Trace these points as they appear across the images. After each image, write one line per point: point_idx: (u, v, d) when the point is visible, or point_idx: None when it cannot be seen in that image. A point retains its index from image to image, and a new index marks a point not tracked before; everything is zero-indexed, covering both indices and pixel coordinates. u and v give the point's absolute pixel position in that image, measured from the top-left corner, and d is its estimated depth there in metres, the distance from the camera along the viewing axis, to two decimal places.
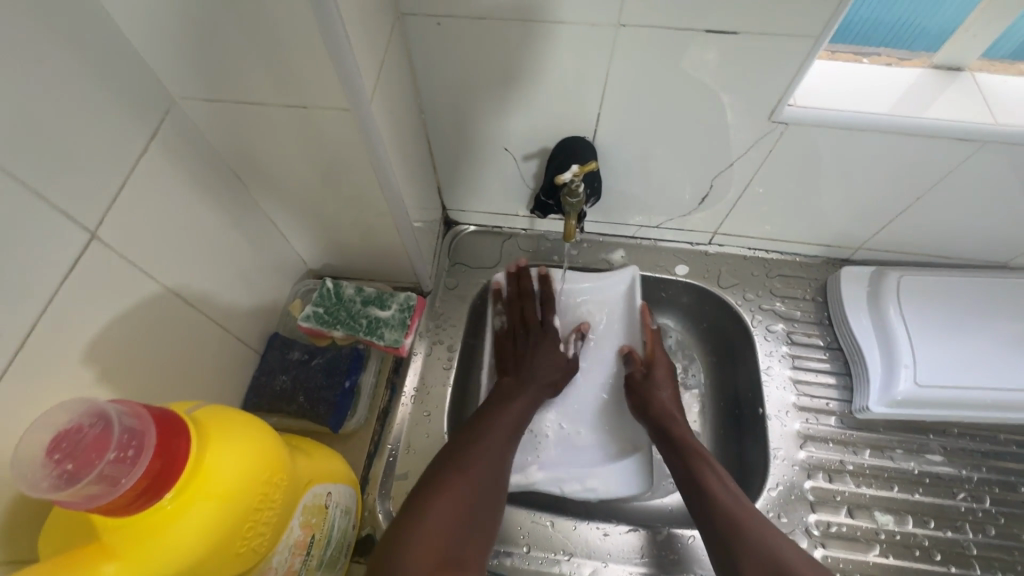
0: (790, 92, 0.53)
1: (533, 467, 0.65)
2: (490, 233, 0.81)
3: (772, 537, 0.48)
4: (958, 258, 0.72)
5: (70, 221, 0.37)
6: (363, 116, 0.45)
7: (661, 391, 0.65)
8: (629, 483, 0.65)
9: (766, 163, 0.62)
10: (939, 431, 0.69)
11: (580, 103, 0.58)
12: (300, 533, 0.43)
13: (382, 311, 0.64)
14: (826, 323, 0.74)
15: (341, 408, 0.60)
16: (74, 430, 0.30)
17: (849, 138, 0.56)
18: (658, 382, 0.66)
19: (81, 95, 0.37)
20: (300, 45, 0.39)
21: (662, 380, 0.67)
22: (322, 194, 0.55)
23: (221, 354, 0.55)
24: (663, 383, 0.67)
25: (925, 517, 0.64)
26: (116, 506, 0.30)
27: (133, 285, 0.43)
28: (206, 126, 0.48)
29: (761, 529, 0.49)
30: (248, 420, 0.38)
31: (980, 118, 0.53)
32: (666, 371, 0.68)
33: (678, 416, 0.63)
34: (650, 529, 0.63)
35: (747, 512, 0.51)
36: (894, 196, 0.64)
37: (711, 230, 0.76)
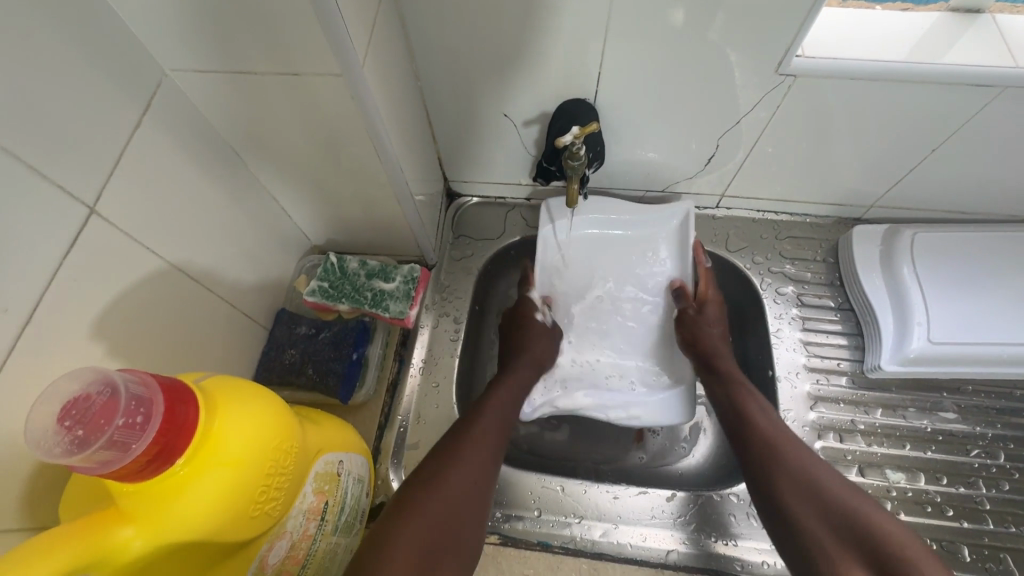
0: (798, 42, 0.50)
1: (580, 394, 0.68)
2: (494, 204, 0.80)
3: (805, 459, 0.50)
4: (975, 214, 0.70)
5: (68, 198, 0.37)
6: (355, 82, 0.44)
7: (709, 335, 0.67)
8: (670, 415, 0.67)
9: (775, 120, 0.60)
10: (953, 388, 0.68)
11: (580, 64, 0.56)
12: (314, 499, 0.44)
13: (386, 283, 0.64)
14: (838, 284, 0.73)
15: (349, 379, 0.61)
16: (83, 398, 0.30)
17: (861, 89, 0.54)
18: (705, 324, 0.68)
19: (71, 67, 0.37)
20: (287, 7, 0.37)
21: (712, 319, 0.68)
22: (320, 166, 0.55)
23: (229, 329, 0.55)
24: (710, 329, 0.68)
25: (938, 474, 0.63)
26: (129, 471, 0.31)
27: (137, 262, 0.43)
28: (199, 100, 0.48)
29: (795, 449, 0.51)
30: (254, 390, 0.38)
31: (1000, 62, 0.51)
32: (715, 316, 0.68)
33: (723, 352, 0.66)
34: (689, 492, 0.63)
35: (786, 437, 0.53)
36: (909, 149, 0.61)
37: (719, 193, 0.74)
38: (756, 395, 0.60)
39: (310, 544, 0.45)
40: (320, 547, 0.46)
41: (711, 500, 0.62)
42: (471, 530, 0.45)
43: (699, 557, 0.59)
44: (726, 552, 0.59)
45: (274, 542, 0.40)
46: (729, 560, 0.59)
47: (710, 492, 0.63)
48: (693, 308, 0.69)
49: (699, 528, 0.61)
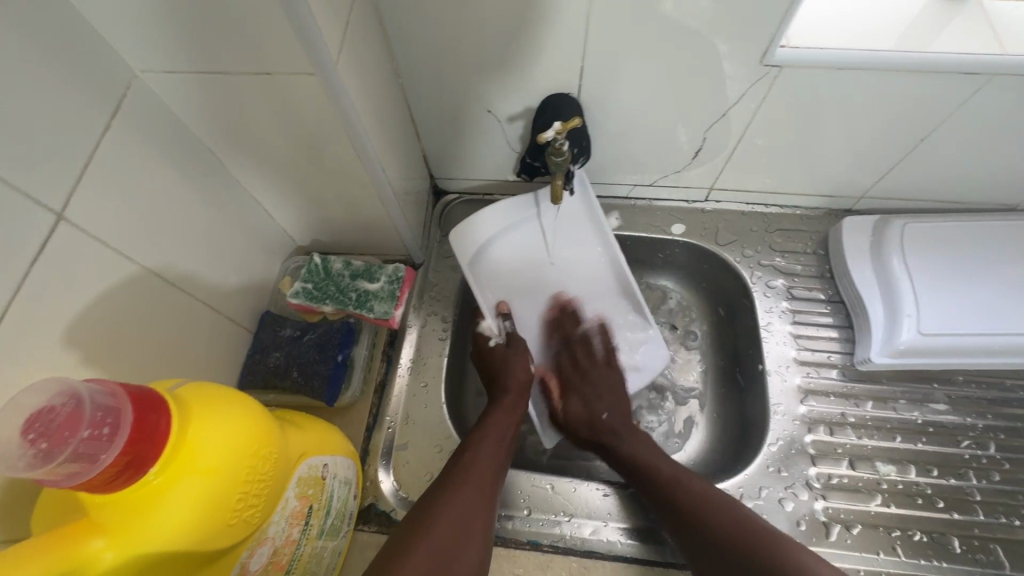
0: (783, 31, 0.49)
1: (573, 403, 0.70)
2: (482, 201, 0.79)
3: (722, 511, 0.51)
4: (966, 203, 0.70)
5: (35, 204, 0.36)
6: (328, 80, 0.43)
7: (596, 401, 0.66)
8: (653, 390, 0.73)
9: (761, 111, 0.59)
10: (944, 380, 0.67)
11: (562, 58, 0.55)
12: (298, 504, 0.44)
13: (371, 283, 0.64)
14: (828, 276, 0.73)
15: (335, 381, 0.60)
16: (47, 410, 0.29)
17: (847, 78, 0.53)
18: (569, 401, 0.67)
19: (34, 71, 0.36)
20: (254, 6, 0.37)
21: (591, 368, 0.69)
22: (299, 166, 0.54)
23: (211, 333, 0.55)
24: (597, 393, 0.67)
25: (928, 466, 0.63)
26: (100, 482, 0.31)
27: (112, 267, 0.43)
28: (172, 101, 0.47)
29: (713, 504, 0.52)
30: (232, 396, 0.38)
31: (988, 49, 0.50)
32: (606, 369, 0.69)
33: (624, 435, 0.63)
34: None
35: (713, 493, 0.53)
36: (897, 140, 0.61)
37: (707, 186, 0.73)
38: (651, 445, 0.61)
39: (294, 549, 0.45)
40: (304, 551, 0.46)
41: None
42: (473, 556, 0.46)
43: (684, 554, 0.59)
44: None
45: (255, 549, 0.40)
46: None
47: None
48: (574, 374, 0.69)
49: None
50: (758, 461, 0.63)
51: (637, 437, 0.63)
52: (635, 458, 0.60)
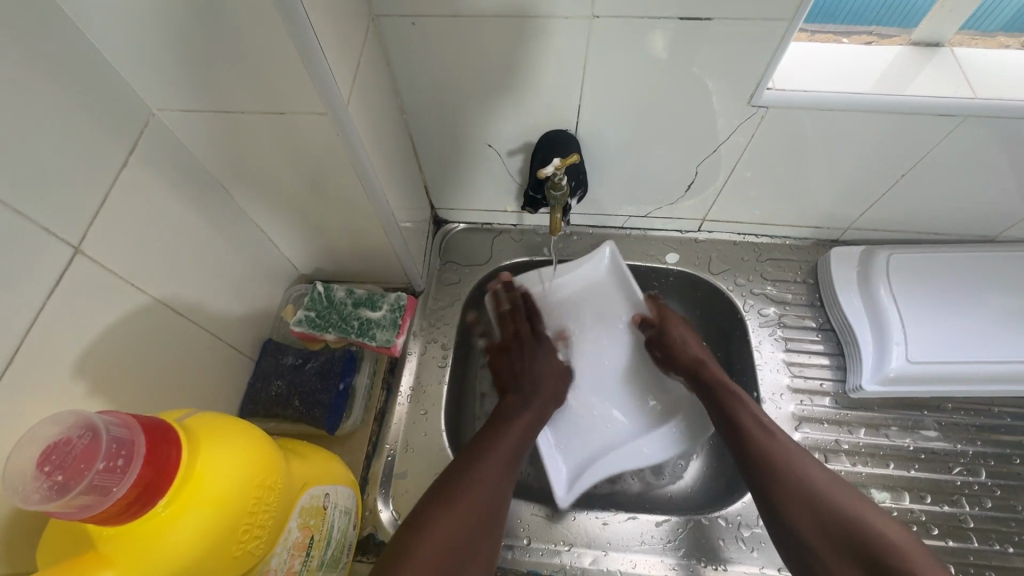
0: (769, 75, 0.53)
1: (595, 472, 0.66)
2: (481, 230, 0.81)
3: (804, 469, 0.53)
4: (947, 234, 0.72)
5: (54, 238, 0.37)
6: (339, 119, 0.45)
7: (689, 343, 0.68)
8: (665, 448, 0.69)
9: (750, 147, 0.62)
10: (934, 407, 0.69)
11: (560, 97, 0.58)
12: (299, 535, 0.44)
13: (373, 312, 0.65)
14: (818, 304, 0.75)
15: (337, 410, 0.61)
16: (63, 443, 0.30)
17: (830, 119, 0.56)
18: (676, 337, 0.69)
19: (59, 112, 0.38)
20: (273, 52, 0.39)
21: (684, 335, 0.69)
22: (307, 199, 0.55)
23: (215, 361, 0.55)
24: (686, 343, 0.69)
25: (922, 493, 0.64)
26: (110, 515, 0.31)
27: (122, 297, 0.43)
28: (186, 137, 0.49)
29: (796, 459, 0.54)
30: (239, 425, 0.38)
31: (960, 94, 0.53)
32: (686, 329, 0.70)
33: (707, 361, 0.67)
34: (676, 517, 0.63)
35: (796, 447, 0.55)
36: (879, 175, 0.64)
37: (700, 217, 0.76)
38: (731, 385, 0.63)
39: None
40: None
41: (700, 523, 0.62)
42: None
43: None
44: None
45: None
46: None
47: (697, 516, 0.63)
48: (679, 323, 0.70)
49: (685, 554, 0.61)
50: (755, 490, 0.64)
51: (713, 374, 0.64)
52: (719, 394, 0.62)
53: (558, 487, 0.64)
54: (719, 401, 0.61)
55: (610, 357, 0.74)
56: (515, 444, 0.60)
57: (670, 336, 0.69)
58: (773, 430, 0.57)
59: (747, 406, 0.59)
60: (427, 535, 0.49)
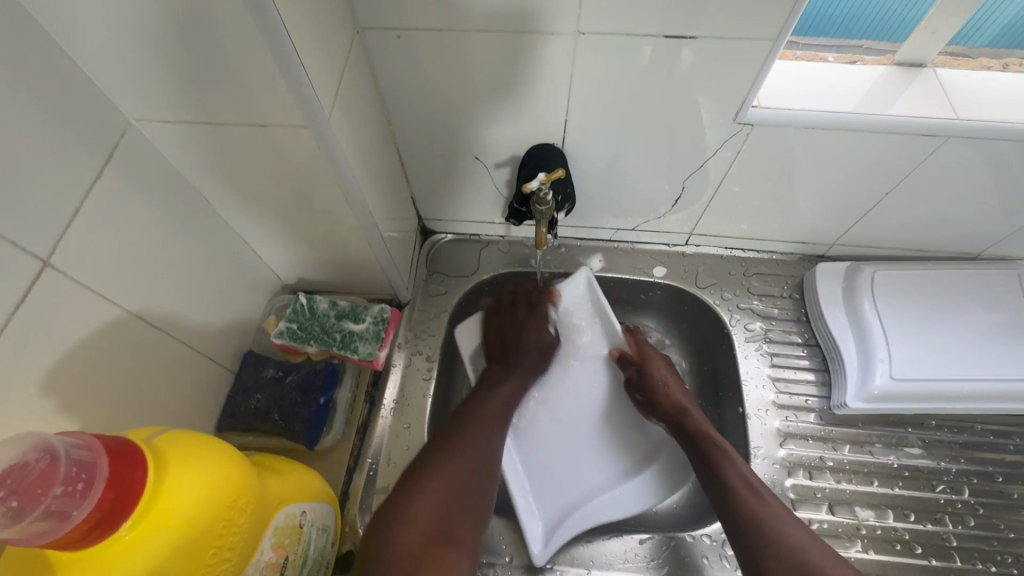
0: (754, 92, 0.53)
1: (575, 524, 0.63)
2: (469, 241, 0.81)
3: (788, 535, 0.50)
4: (931, 251, 0.73)
5: (22, 251, 0.37)
6: (321, 132, 0.44)
7: (670, 386, 0.67)
8: (643, 499, 0.66)
9: (737, 162, 0.63)
10: (918, 424, 0.69)
11: (547, 111, 0.58)
12: (273, 555, 0.43)
13: (356, 324, 0.64)
14: (804, 319, 0.75)
15: (317, 424, 0.60)
16: (19, 466, 0.29)
17: (815, 137, 0.57)
18: (658, 379, 0.67)
19: (30, 122, 0.37)
20: (252, 65, 0.38)
21: (663, 375, 0.68)
22: (289, 210, 0.55)
23: (192, 374, 0.54)
24: (666, 383, 0.67)
25: (905, 511, 0.64)
26: (68, 540, 0.30)
27: (95, 310, 0.42)
28: (165, 147, 0.48)
29: (783, 525, 0.51)
30: (211, 444, 0.37)
31: (942, 114, 0.54)
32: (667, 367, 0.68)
33: (692, 410, 0.65)
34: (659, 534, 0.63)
35: (784, 512, 0.53)
36: (864, 192, 0.64)
37: (687, 231, 0.76)
38: (712, 435, 0.61)
39: None
40: None
41: (685, 541, 0.61)
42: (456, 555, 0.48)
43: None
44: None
45: None
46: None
47: (681, 534, 0.62)
48: (658, 363, 0.68)
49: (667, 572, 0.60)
50: None
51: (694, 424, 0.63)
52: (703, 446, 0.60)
53: (534, 543, 0.60)
54: (706, 455, 0.59)
55: (587, 392, 0.72)
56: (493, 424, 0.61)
57: (650, 376, 0.68)
58: (762, 492, 0.54)
59: (736, 462, 0.57)
60: (417, 509, 0.50)
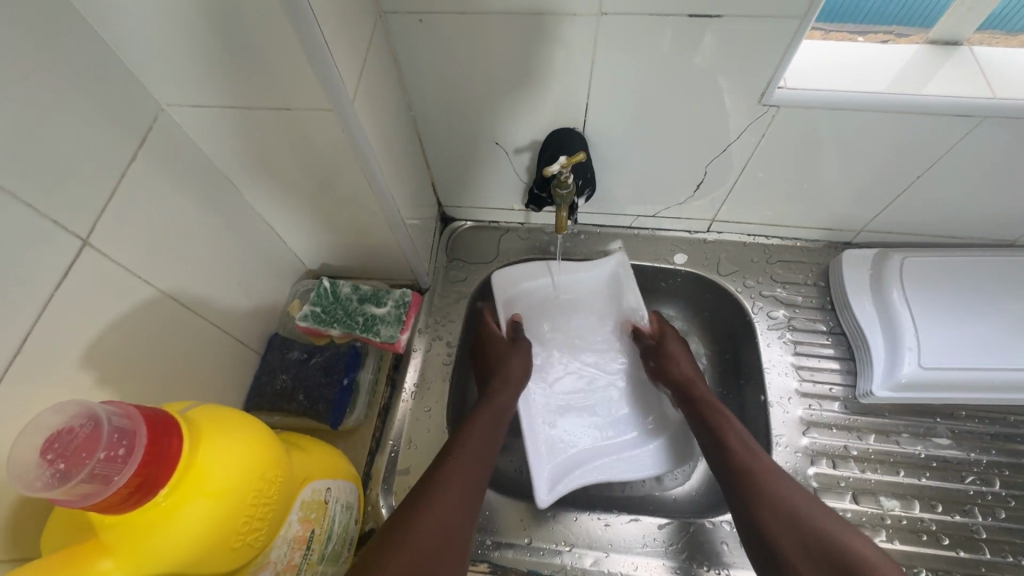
0: (780, 73, 0.52)
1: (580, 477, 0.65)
2: (488, 228, 0.81)
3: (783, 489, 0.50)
4: (964, 238, 0.71)
5: (64, 231, 0.38)
6: (344, 116, 0.45)
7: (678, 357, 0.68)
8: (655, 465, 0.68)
9: (761, 146, 0.61)
10: (947, 414, 0.67)
11: (568, 94, 0.58)
12: (300, 528, 0.44)
13: (378, 308, 0.65)
14: (829, 307, 0.73)
15: (340, 405, 0.61)
16: (66, 431, 0.31)
17: (843, 119, 0.55)
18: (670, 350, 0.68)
19: (70, 107, 0.38)
20: (279, 48, 0.39)
21: (675, 346, 0.69)
22: (314, 195, 0.56)
23: (222, 354, 0.56)
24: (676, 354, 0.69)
25: (932, 502, 0.63)
26: (111, 503, 0.31)
27: (130, 291, 0.44)
28: (194, 132, 0.49)
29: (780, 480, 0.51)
30: (241, 419, 0.39)
31: (978, 92, 0.52)
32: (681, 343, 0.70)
33: (697, 379, 0.65)
34: (682, 519, 0.63)
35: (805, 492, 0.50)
36: (894, 177, 0.63)
37: (709, 218, 0.75)
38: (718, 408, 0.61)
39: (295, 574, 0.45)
40: None
41: (703, 527, 0.61)
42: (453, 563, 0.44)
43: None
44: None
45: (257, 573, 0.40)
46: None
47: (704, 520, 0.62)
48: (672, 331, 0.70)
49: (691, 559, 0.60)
50: None
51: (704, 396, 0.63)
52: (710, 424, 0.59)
53: (539, 488, 0.62)
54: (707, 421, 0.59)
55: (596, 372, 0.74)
56: (493, 423, 0.58)
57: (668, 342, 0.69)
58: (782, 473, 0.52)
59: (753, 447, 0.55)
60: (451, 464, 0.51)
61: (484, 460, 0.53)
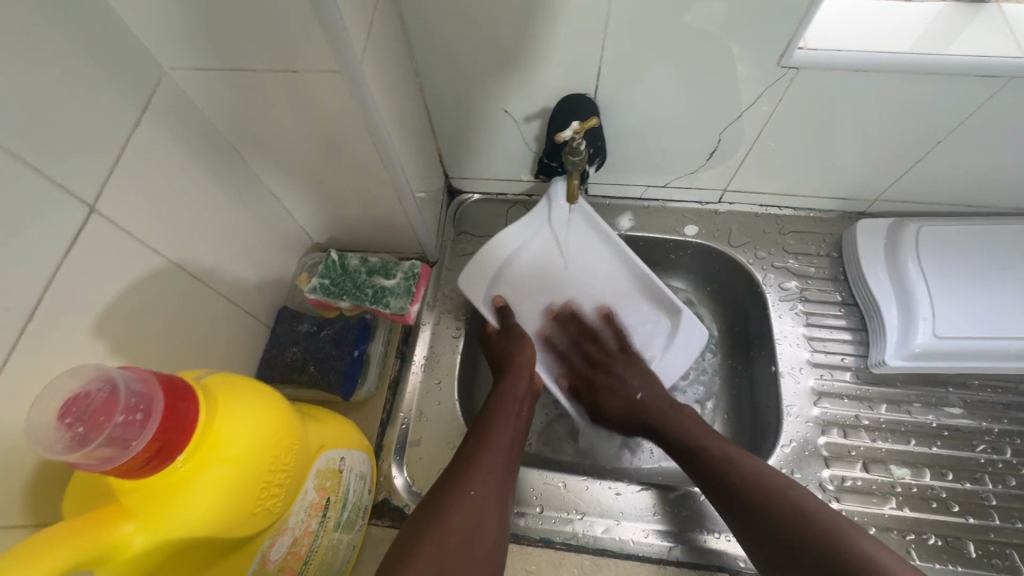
0: (800, 33, 0.49)
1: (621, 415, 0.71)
2: (495, 201, 0.80)
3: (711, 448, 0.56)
4: (981, 207, 0.70)
5: (71, 197, 0.37)
6: (353, 79, 0.43)
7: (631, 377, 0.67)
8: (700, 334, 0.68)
9: (778, 112, 0.59)
10: (960, 384, 0.67)
11: (580, 58, 0.56)
12: (316, 495, 0.45)
13: (387, 280, 0.65)
14: (842, 278, 0.73)
15: (351, 376, 0.61)
16: (82, 395, 0.30)
17: (865, 81, 0.53)
18: (626, 373, 0.67)
19: (71, 68, 0.37)
20: (283, 5, 0.37)
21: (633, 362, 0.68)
22: (321, 164, 0.55)
23: (231, 325, 0.56)
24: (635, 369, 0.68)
25: (943, 470, 0.63)
26: (129, 468, 0.31)
27: (138, 260, 0.43)
28: (198, 97, 0.48)
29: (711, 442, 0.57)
30: (256, 387, 0.38)
31: (1007, 52, 0.50)
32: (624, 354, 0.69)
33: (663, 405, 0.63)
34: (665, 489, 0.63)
35: (849, 521, 0.45)
36: (913, 144, 0.61)
37: (721, 188, 0.74)
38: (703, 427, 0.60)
39: (312, 540, 0.45)
40: (322, 543, 0.47)
41: None
42: (487, 551, 0.45)
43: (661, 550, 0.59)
44: (699, 547, 0.59)
45: (276, 538, 0.41)
46: (708, 553, 0.59)
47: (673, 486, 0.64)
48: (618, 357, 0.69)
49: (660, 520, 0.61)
50: (771, 463, 0.63)
51: (680, 418, 0.61)
52: (685, 439, 0.59)
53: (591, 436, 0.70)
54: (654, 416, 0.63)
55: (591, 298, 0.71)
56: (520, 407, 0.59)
57: (630, 363, 0.68)
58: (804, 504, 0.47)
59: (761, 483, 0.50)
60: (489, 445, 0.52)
61: (513, 444, 0.55)
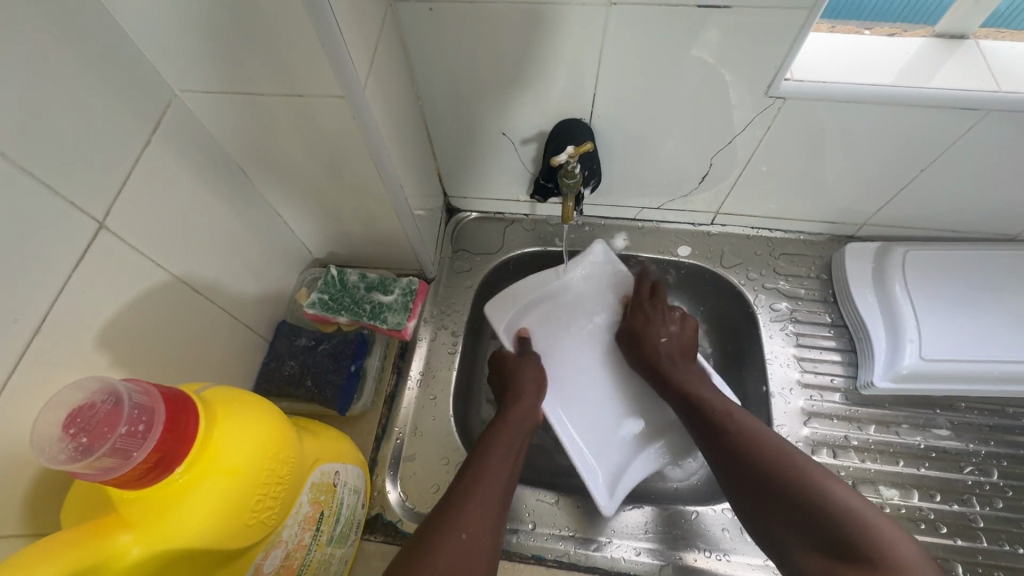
0: (787, 65, 0.52)
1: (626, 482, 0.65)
2: (493, 219, 0.82)
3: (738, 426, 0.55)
4: (967, 232, 0.71)
5: (81, 214, 0.39)
6: (357, 104, 0.45)
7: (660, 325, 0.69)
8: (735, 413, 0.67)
9: (767, 138, 0.61)
10: (947, 406, 0.68)
11: (576, 85, 0.58)
12: (310, 509, 0.45)
13: (385, 296, 0.66)
14: (831, 300, 0.74)
15: (348, 391, 0.62)
16: (87, 407, 0.32)
17: (849, 111, 0.56)
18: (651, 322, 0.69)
19: (86, 92, 0.39)
20: (293, 36, 0.39)
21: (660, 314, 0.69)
22: (324, 183, 0.56)
23: (231, 339, 0.57)
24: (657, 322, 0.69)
25: (931, 491, 0.64)
26: (129, 479, 0.32)
27: (143, 275, 0.44)
28: (206, 118, 0.49)
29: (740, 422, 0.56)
30: (254, 401, 0.39)
31: (983, 86, 0.52)
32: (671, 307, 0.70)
33: (676, 361, 0.66)
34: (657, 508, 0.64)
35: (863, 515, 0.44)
36: (897, 171, 0.63)
37: (713, 210, 0.75)
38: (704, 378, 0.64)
39: (305, 553, 0.46)
40: (314, 557, 0.47)
41: (706, 516, 0.62)
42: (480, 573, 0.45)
43: (653, 566, 0.59)
44: (693, 566, 0.59)
45: (270, 551, 0.41)
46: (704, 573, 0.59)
47: (672, 507, 0.64)
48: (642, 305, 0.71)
49: (652, 539, 0.62)
50: None
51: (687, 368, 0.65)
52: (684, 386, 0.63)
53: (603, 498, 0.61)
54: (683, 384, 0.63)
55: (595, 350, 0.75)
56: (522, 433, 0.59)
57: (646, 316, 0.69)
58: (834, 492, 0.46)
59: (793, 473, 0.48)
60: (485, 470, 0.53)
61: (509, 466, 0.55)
